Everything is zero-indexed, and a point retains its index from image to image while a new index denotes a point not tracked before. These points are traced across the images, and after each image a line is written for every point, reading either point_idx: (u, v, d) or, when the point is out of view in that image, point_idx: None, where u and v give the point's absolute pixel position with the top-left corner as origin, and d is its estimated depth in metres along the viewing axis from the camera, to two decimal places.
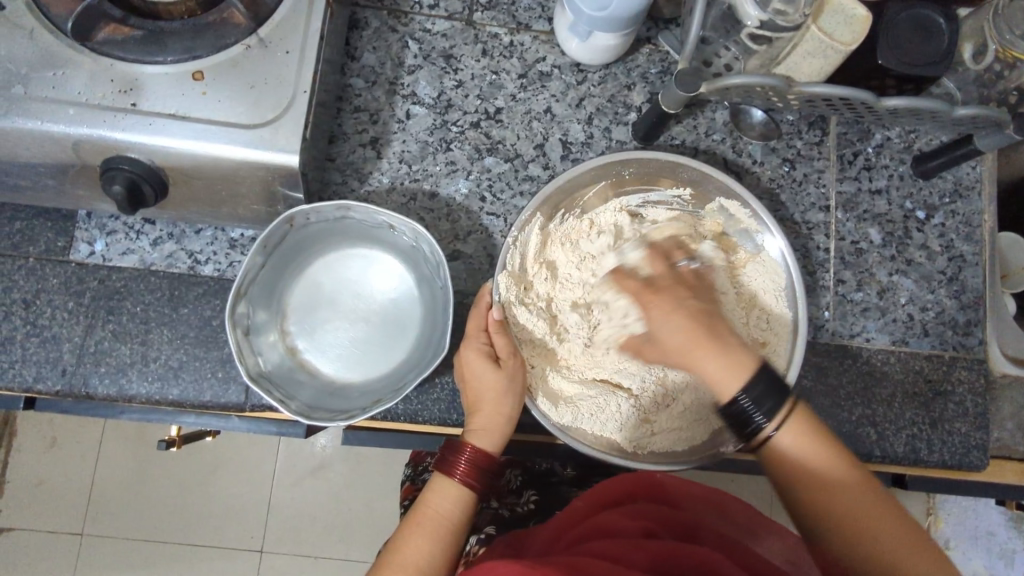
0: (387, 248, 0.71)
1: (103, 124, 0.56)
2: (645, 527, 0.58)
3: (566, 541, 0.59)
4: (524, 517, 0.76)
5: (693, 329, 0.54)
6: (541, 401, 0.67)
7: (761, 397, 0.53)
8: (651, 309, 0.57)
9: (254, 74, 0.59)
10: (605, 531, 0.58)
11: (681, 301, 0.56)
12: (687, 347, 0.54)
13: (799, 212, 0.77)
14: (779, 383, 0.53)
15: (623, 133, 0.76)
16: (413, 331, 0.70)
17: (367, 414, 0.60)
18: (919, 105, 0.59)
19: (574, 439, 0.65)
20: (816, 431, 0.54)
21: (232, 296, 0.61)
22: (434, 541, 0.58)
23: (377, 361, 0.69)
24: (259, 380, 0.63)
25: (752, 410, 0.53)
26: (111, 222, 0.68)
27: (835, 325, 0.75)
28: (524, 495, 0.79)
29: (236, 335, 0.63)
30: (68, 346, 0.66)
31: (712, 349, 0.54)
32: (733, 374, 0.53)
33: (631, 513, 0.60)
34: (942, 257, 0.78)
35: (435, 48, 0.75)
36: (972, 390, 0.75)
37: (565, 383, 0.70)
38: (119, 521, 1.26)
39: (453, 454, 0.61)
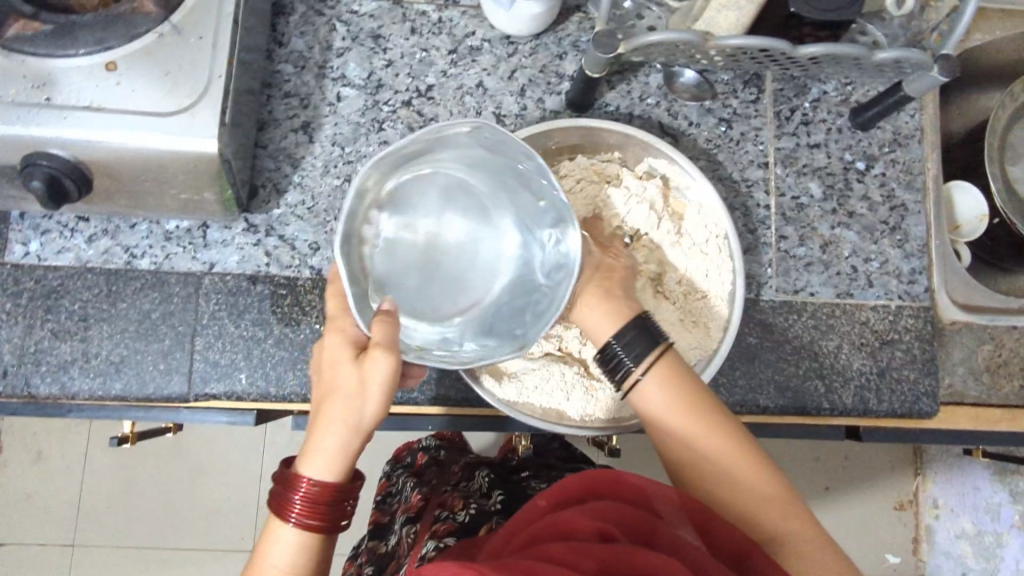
0: (521, 224, 0.63)
1: (17, 120, 0.56)
2: (602, 528, 0.50)
3: (518, 542, 0.51)
4: (489, 514, 0.73)
5: (581, 283, 0.61)
6: (485, 378, 0.66)
7: (633, 349, 0.57)
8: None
9: (169, 62, 0.59)
10: (561, 534, 0.50)
11: (577, 260, 0.63)
12: (567, 284, 0.61)
13: (738, 171, 0.77)
14: (650, 331, 0.57)
15: (557, 103, 0.76)
16: (480, 308, 0.62)
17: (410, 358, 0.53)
18: (837, 50, 0.59)
19: (520, 413, 0.64)
20: (682, 376, 0.57)
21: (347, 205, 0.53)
22: (336, 432, 0.51)
23: (423, 310, 0.60)
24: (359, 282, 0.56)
25: (622, 357, 0.57)
26: (45, 222, 0.68)
27: (779, 280, 0.75)
28: (492, 497, 0.77)
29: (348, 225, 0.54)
30: (8, 347, 0.66)
31: (596, 296, 0.60)
32: (608, 324, 0.58)
33: (594, 510, 0.51)
34: (884, 208, 0.78)
35: (363, 29, 0.74)
36: (919, 337, 0.75)
37: (507, 358, 0.67)
38: (103, 530, 1.27)
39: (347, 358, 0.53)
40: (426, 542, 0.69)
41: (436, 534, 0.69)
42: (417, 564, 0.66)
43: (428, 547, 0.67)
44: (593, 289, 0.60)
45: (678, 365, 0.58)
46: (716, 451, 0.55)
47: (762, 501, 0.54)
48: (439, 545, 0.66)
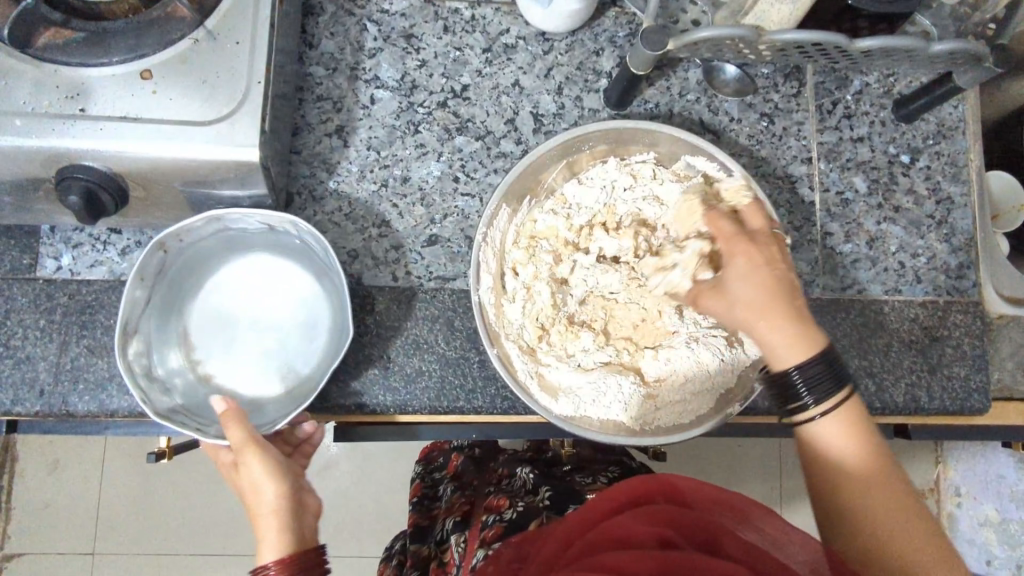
0: (298, 255, 0.67)
1: (52, 133, 0.54)
2: (662, 536, 0.48)
3: (574, 551, 0.49)
4: (538, 510, 0.70)
5: (770, 295, 0.52)
6: (537, 394, 0.65)
7: (814, 381, 0.51)
8: (733, 259, 0.54)
9: (206, 69, 0.57)
10: (619, 542, 0.48)
11: (759, 270, 0.53)
12: (749, 299, 0.53)
13: (781, 166, 0.75)
14: (837, 372, 0.51)
15: (595, 100, 0.74)
16: (342, 331, 0.64)
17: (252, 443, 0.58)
18: (894, 43, 0.58)
19: (580, 429, 0.63)
20: (865, 431, 0.52)
21: (118, 333, 0.58)
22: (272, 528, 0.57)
23: (300, 368, 0.66)
24: (171, 418, 0.60)
25: (802, 389, 0.51)
26: (76, 235, 0.67)
27: (826, 278, 0.74)
28: (540, 493, 0.74)
29: (135, 378, 0.60)
30: (44, 365, 0.64)
31: (773, 312, 0.52)
32: (790, 349, 0.52)
33: (647, 517, 0.50)
34: (929, 201, 0.76)
35: (395, 29, 0.72)
36: (969, 332, 0.74)
37: (560, 373, 0.67)
38: (123, 540, 1.23)
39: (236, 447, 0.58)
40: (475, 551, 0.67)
41: (486, 541, 0.68)
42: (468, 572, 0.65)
43: (480, 555, 0.66)
44: (777, 312, 0.52)
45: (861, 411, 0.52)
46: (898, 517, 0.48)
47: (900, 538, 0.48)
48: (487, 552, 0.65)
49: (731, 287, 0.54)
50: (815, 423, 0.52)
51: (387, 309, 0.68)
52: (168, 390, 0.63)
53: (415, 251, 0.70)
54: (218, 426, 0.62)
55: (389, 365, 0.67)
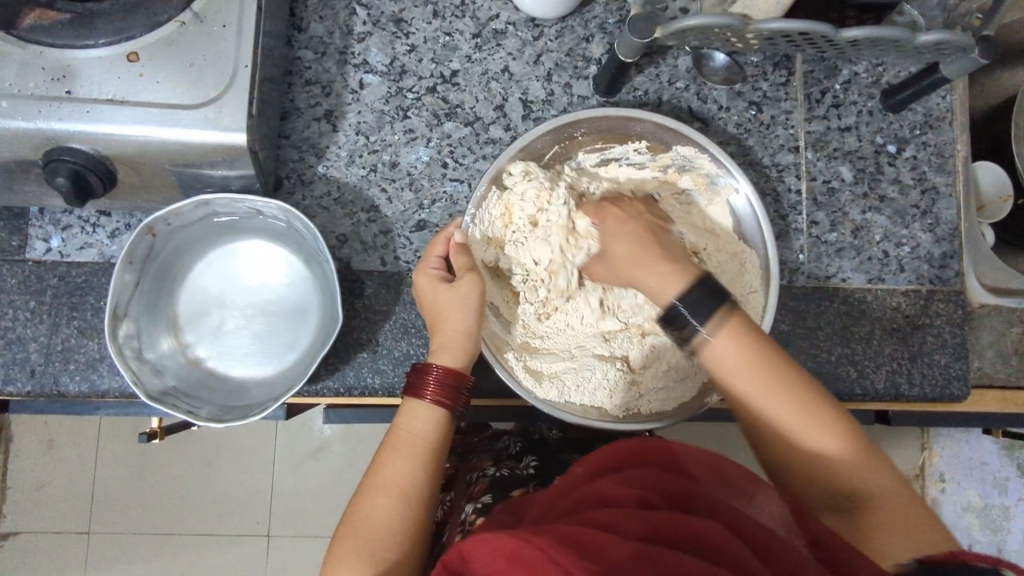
0: (288, 238, 0.68)
1: (39, 115, 0.54)
2: (642, 497, 0.50)
3: (562, 508, 0.51)
4: (523, 479, 0.67)
5: (638, 248, 0.61)
6: (523, 378, 0.65)
7: (696, 308, 0.55)
8: (606, 223, 0.65)
9: (193, 52, 0.57)
10: (602, 502, 0.50)
11: (627, 224, 0.63)
12: (629, 255, 0.62)
13: (768, 155, 0.76)
14: (718, 294, 0.55)
15: (584, 87, 0.74)
16: (330, 317, 0.65)
17: (240, 423, 0.59)
18: (880, 34, 0.58)
19: (564, 412, 0.63)
20: (755, 338, 0.55)
21: (108, 317, 0.58)
22: (414, 465, 0.57)
23: (288, 352, 0.67)
24: (162, 399, 0.61)
25: (688, 317, 0.55)
26: (65, 217, 0.67)
27: (811, 267, 0.75)
28: (524, 462, 0.70)
29: (126, 360, 0.60)
30: (35, 346, 0.65)
31: (668, 260, 0.59)
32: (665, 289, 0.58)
33: (630, 481, 0.51)
34: (915, 191, 0.77)
35: (384, 13, 0.72)
36: (950, 321, 0.75)
37: (544, 362, 0.68)
38: (116, 519, 1.25)
39: (420, 377, 0.59)
40: (463, 505, 0.65)
41: (472, 496, 0.65)
42: (459, 527, 0.62)
43: (467, 509, 0.64)
44: (658, 254, 0.60)
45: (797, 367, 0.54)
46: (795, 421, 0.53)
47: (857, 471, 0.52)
48: (479, 506, 0.63)
49: (611, 241, 0.63)
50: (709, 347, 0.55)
51: (375, 293, 0.69)
52: (158, 372, 0.63)
53: (403, 236, 0.70)
54: (209, 408, 0.63)
55: (377, 348, 0.68)
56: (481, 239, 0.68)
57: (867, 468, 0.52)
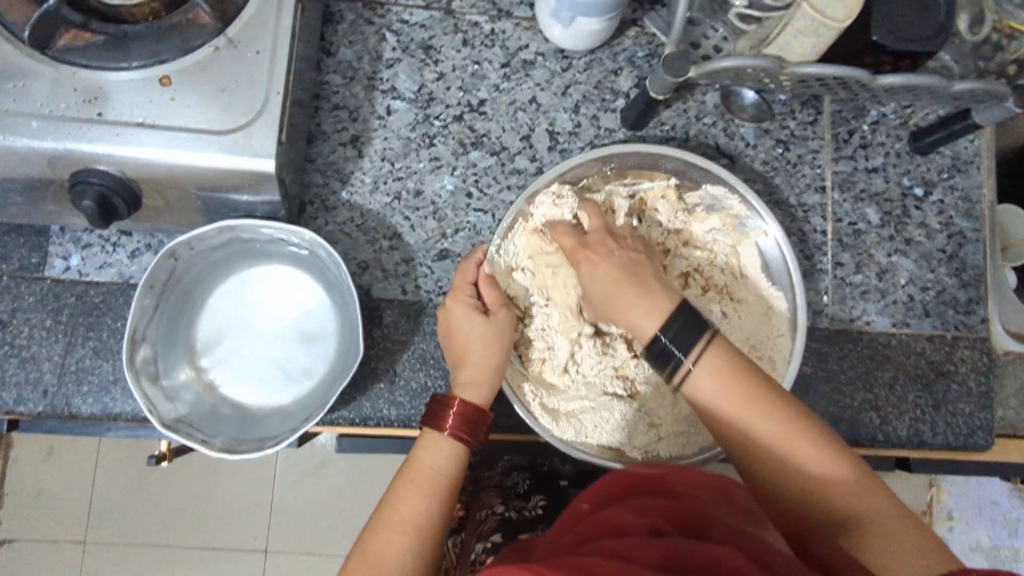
0: (309, 265, 0.67)
1: (68, 136, 0.54)
2: (652, 525, 0.48)
3: (569, 543, 0.50)
4: (531, 522, 0.67)
5: (619, 283, 0.58)
6: (540, 416, 0.64)
7: (681, 339, 0.54)
8: (583, 265, 0.62)
9: (225, 78, 0.56)
10: (610, 531, 0.48)
11: (608, 257, 0.61)
12: (609, 293, 0.59)
13: (794, 195, 0.75)
14: (698, 321, 0.54)
15: (611, 120, 0.73)
16: (349, 347, 0.64)
17: (255, 456, 0.58)
18: (917, 81, 0.57)
19: (583, 454, 0.63)
20: (735, 368, 0.53)
21: (127, 342, 0.57)
22: (430, 498, 0.55)
23: (305, 380, 0.66)
24: (176, 426, 0.60)
25: (672, 349, 0.54)
26: (86, 235, 0.66)
27: (834, 309, 0.74)
28: (533, 500, 0.70)
29: (142, 385, 0.59)
30: (49, 365, 0.64)
31: (632, 291, 0.57)
32: (653, 319, 0.55)
33: (639, 508, 0.50)
34: (941, 235, 0.76)
35: (414, 40, 0.72)
36: (975, 368, 0.74)
37: (563, 400, 0.66)
38: (115, 532, 1.23)
39: (440, 409, 0.58)
40: (472, 543, 0.65)
41: (482, 535, 0.65)
42: (467, 569, 0.62)
43: (477, 549, 0.64)
44: (629, 287, 0.58)
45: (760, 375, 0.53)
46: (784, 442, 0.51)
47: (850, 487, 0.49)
48: (489, 547, 0.63)
49: (588, 282, 0.61)
50: (694, 382, 0.53)
51: (394, 322, 0.68)
52: (172, 398, 0.62)
53: (425, 265, 0.70)
54: (222, 436, 0.62)
55: (395, 378, 0.67)
56: (506, 273, 0.67)
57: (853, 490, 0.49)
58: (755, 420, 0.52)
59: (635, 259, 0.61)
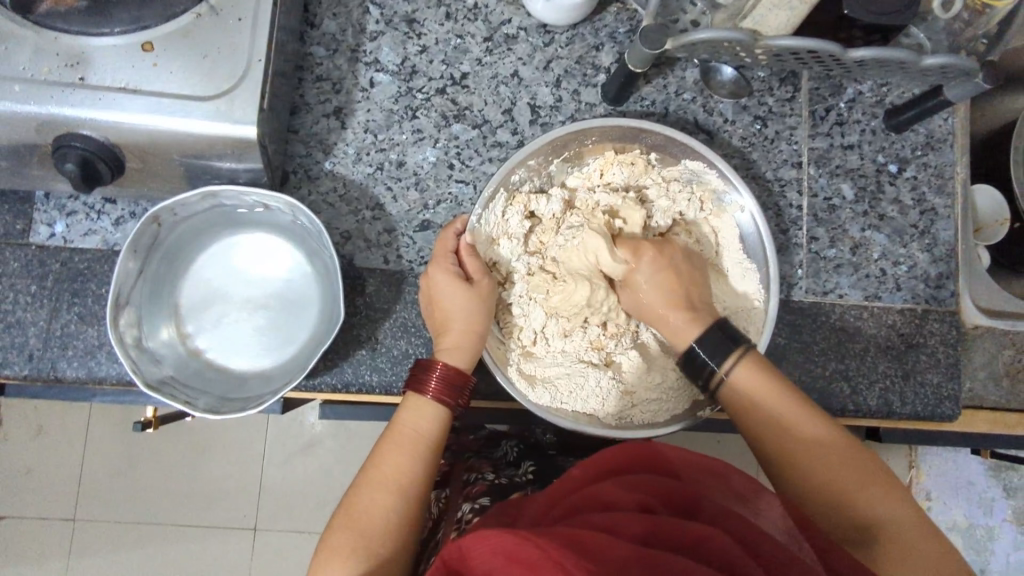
0: (292, 233, 0.68)
1: (51, 100, 0.54)
2: (643, 502, 0.50)
3: (556, 514, 0.51)
4: (522, 483, 0.67)
5: (669, 280, 0.65)
6: (518, 382, 0.66)
7: (714, 350, 0.60)
8: (641, 262, 0.65)
9: (206, 44, 0.57)
10: (600, 505, 0.50)
11: (671, 258, 0.66)
12: (659, 299, 0.65)
13: (771, 170, 0.76)
14: (732, 334, 0.61)
15: (592, 95, 0.74)
16: (331, 312, 0.65)
17: (238, 415, 0.59)
18: (887, 54, 0.59)
19: (563, 420, 0.64)
20: (769, 370, 0.59)
21: (110, 306, 0.58)
22: (412, 459, 0.57)
23: (289, 345, 0.67)
24: (159, 388, 0.61)
25: (706, 359, 0.61)
26: (71, 203, 0.67)
27: (809, 282, 0.76)
28: (523, 468, 0.71)
29: (126, 347, 0.60)
30: (34, 330, 0.65)
31: (681, 303, 0.64)
32: (689, 329, 0.63)
33: (631, 484, 0.52)
34: (914, 211, 0.78)
35: (397, 13, 0.72)
36: (944, 341, 0.76)
37: (541, 366, 0.68)
38: (103, 506, 1.24)
39: (425, 372, 0.60)
40: (459, 505, 0.65)
41: (470, 496, 0.65)
42: (453, 525, 0.62)
43: (465, 509, 0.64)
44: (676, 299, 0.64)
45: (769, 362, 0.60)
46: (813, 449, 0.55)
47: (859, 472, 0.53)
48: (476, 507, 0.63)
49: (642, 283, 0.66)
50: (729, 377, 0.59)
51: (377, 291, 0.69)
52: (157, 361, 0.63)
53: (407, 235, 0.71)
54: (206, 398, 0.63)
55: (377, 346, 0.68)
56: (490, 243, 0.68)
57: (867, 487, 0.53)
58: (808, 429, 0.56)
59: (678, 262, 0.66)
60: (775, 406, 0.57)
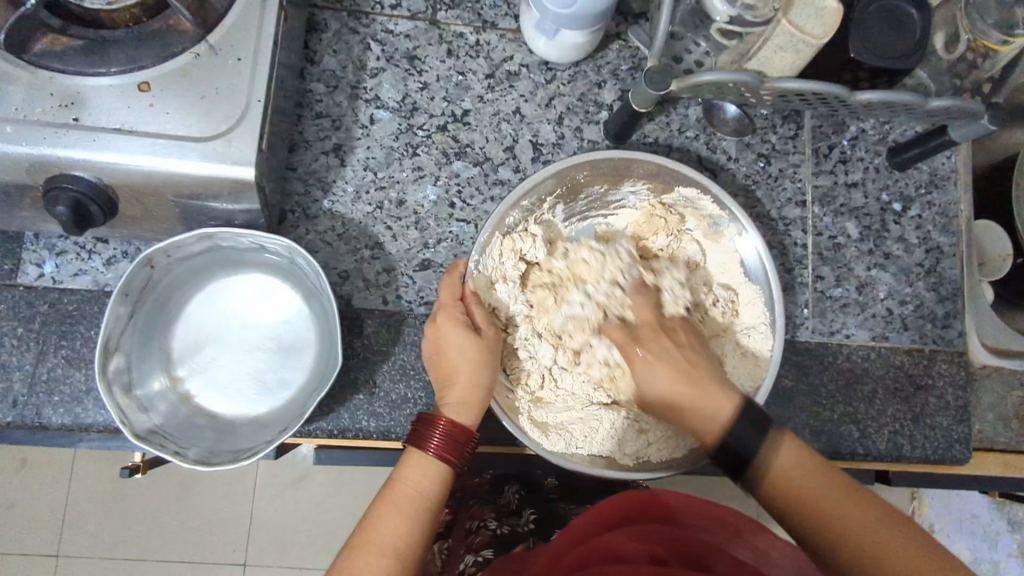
0: (289, 274, 0.66)
1: (43, 142, 0.53)
2: (653, 553, 0.49)
3: (565, 563, 0.49)
4: (524, 534, 0.66)
5: (682, 387, 0.59)
6: (529, 429, 0.64)
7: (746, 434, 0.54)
8: (637, 363, 0.62)
9: (204, 84, 0.56)
10: (613, 556, 0.48)
11: (667, 354, 0.61)
12: (674, 392, 0.59)
13: (775, 208, 0.76)
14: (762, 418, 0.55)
15: (595, 132, 0.74)
16: (329, 357, 0.63)
17: (231, 466, 0.57)
18: (894, 98, 0.58)
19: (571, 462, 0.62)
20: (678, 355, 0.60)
21: (99, 354, 0.56)
22: (411, 522, 0.54)
23: (284, 390, 0.65)
24: (148, 438, 0.59)
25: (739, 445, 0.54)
26: (61, 242, 0.65)
27: (815, 321, 0.75)
28: (525, 516, 0.69)
29: (114, 395, 0.58)
30: (19, 375, 0.62)
31: (692, 386, 0.58)
32: (715, 418, 0.57)
33: (637, 535, 0.51)
34: (919, 250, 0.77)
35: (398, 50, 0.72)
36: (953, 382, 0.75)
37: (551, 412, 0.66)
38: (87, 545, 1.20)
39: (427, 428, 0.58)
40: (461, 555, 0.63)
41: (474, 548, 0.64)
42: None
43: (467, 561, 0.62)
44: (694, 383, 0.58)
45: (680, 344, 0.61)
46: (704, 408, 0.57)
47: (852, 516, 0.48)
48: (479, 561, 0.62)
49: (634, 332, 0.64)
50: (714, 418, 0.57)
51: (376, 332, 0.67)
52: (147, 408, 0.61)
53: (406, 275, 0.69)
54: (197, 447, 0.61)
55: (375, 389, 0.66)
56: (490, 287, 0.66)
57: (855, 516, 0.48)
58: (695, 383, 0.58)
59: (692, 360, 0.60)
60: (693, 401, 0.58)
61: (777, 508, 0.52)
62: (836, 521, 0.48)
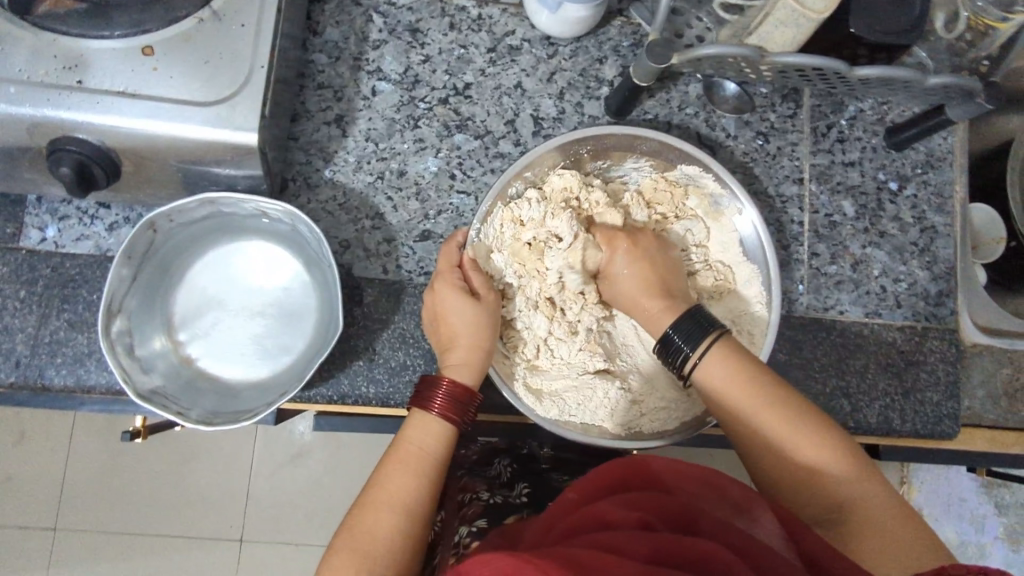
0: (291, 241, 0.67)
1: (47, 103, 0.53)
2: (642, 518, 0.47)
3: (556, 534, 0.48)
4: (517, 507, 0.65)
5: (651, 284, 0.64)
6: (524, 395, 0.65)
7: (687, 334, 0.58)
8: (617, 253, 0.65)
9: (208, 50, 0.56)
10: (601, 524, 0.47)
11: (643, 261, 0.65)
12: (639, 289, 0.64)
13: (773, 186, 0.76)
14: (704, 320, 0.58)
15: (596, 107, 0.74)
16: (330, 324, 0.64)
17: (232, 427, 0.58)
18: (893, 73, 0.59)
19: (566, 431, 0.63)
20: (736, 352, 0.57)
21: (101, 315, 0.57)
22: (418, 480, 0.55)
23: (285, 356, 0.66)
24: (150, 399, 0.60)
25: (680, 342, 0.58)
26: (63, 207, 0.66)
27: (810, 297, 0.76)
28: (517, 487, 0.68)
29: (117, 356, 0.59)
30: (22, 337, 0.63)
31: (655, 295, 0.63)
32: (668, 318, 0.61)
33: (628, 500, 0.49)
34: (914, 229, 0.78)
35: (401, 22, 0.72)
36: (944, 359, 0.76)
37: (547, 380, 0.67)
38: (86, 516, 1.21)
39: (430, 389, 0.59)
40: (454, 527, 0.64)
41: (465, 518, 0.64)
42: (451, 551, 0.60)
43: (461, 532, 0.62)
44: (653, 288, 0.64)
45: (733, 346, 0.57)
46: (748, 406, 0.55)
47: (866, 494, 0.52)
48: (473, 531, 0.61)
49: (616, 267, 0.65)
50: (706, 372, 0.57)
51: (375, 301, 0.68)
52: (149, 370, 0.62)
53: (407, 245, 0.70)
54: (198, 409, 0.62)
55: (374, 357, 0.67)
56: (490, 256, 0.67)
57: (857, 490, 0.52)
58: (747, 389, 0.55)
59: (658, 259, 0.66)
60: (736, 397, 0.55)
61: (774, 483, 0.55)
62: (840, 495, 0.52)
